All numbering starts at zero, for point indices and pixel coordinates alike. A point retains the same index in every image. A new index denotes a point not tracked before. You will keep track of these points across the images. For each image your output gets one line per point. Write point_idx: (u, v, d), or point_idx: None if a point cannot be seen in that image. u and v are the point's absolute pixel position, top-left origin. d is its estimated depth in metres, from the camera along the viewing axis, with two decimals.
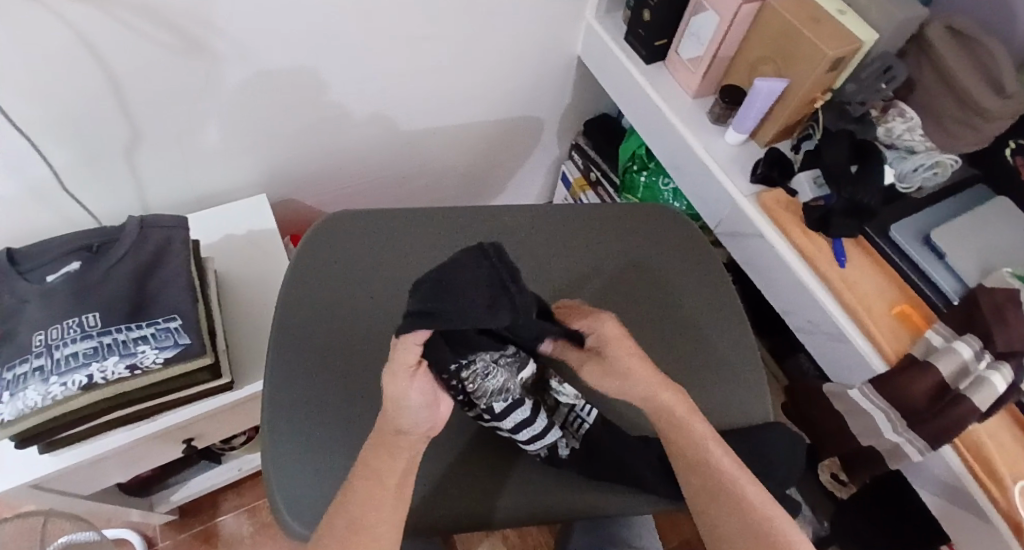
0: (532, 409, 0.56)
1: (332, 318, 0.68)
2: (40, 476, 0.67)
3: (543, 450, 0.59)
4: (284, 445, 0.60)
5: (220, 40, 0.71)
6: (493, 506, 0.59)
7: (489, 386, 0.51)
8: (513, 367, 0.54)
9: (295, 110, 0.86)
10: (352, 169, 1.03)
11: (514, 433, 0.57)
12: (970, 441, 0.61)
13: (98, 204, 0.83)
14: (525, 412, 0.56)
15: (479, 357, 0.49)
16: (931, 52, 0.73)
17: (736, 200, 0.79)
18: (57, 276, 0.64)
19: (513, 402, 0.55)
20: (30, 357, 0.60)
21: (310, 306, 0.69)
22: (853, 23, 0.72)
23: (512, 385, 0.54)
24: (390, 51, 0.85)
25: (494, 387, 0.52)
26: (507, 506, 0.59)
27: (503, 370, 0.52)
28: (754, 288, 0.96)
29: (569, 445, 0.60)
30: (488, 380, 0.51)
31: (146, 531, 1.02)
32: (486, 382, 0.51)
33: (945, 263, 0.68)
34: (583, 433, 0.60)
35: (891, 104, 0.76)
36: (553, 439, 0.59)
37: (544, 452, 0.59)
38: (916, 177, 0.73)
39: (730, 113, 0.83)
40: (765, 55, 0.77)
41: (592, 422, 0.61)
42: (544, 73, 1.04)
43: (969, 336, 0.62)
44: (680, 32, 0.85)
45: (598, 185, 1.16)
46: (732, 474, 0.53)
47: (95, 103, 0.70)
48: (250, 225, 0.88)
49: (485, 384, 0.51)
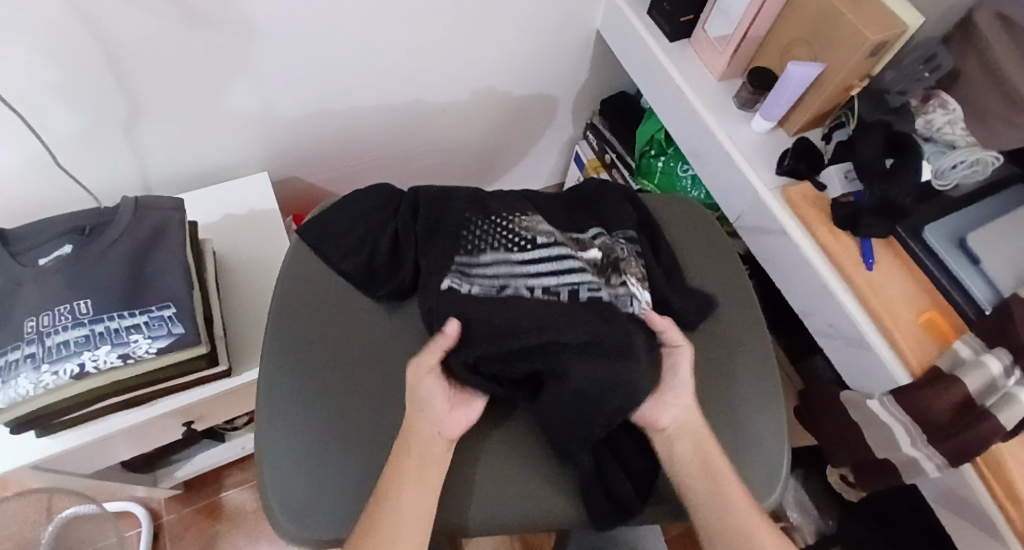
0: (560, 266, 0.59)
1: (346, 298, 0.66)
2: (37, 458, 0.67)
3: (568, 291, 0.58)
4: (278, 438, 0.58)
5: (218, 12, 0.67)
6: (478, 514, 0.57)
7: (538, 231, 0.62)
8: (568, 237, 0.64)
9: (299, 86, 0.83)
10: (357, 147, 0.99)
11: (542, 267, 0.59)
12: (992, 461, 0.57)
13: (96, 181, 0.81)
14: (552, 271, 0.58)
15: (529, 217, 0.64)
16: (978, 41, 0.67)
17: (759, 193, 0.74)
18: (49, 259, 0.63)
19: (553, 257, 0.59)
20: (22, 344, 0.59)
21: (326, 270, 0.67)
22: (899, 3, 0.65)
23: (557, 237, 0.62)
24: (396, 24, 0.80)
25: (541, 234, 0.62)
26: (482, 517, 0.57)
27: (553, 230, 0.63)
28: (771, 284, 0.92)
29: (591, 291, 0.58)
30: (539, 228, 0.62)
31: (151, 503, 1.03)
32: (534, 228, 0.62)
33: (980, 270, 0.63)
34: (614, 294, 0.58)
35: (931, 94, 0.71)
36: (577, 280, 0.58)
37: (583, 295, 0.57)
38: (954, 175, 0.67)
39: (758, 98, 0.77)
40: (800, 36, 0.71)
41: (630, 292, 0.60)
42: (561, 48, 0.98)
43: (1001, 350, 0.57)
44: (709, 7, 0.79)
45: (613, 167, 1.11)
46: (722, 470, 0.56)
47: (88, 76, 0.67)
48: (252, 204, 0.85)
49: (537, 229, 0.62)
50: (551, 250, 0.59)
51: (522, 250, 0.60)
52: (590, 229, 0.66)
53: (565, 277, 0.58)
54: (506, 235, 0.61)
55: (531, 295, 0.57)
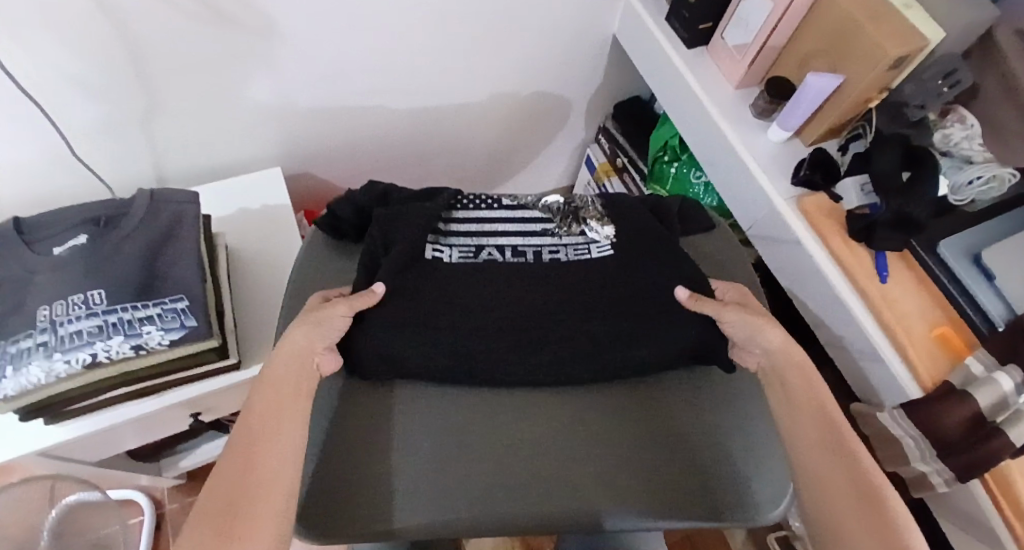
0: (528, 223, 0.67)
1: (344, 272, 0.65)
2: (43, 447, 0.67)
3: (531, 253, 0.65)
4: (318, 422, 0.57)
5: (239, 10, 0.67)
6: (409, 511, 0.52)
7: (499, 201, 0.69)
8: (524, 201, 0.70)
9: (318, 83, 0.83)
10: (370, 145, 0.99)
11: (508, 227, 0.67)
12: (1000, 478, 0.57)
13: (112, 173, 0.81)
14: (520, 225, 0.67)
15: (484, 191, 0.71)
16: (998, 57, 0.67)
17: (774, 204, 0.74)
18: (63, 249, 0.63)
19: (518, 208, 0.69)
20: (34, 332, 0.59)
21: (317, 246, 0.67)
22: (919, 18, 0.65)
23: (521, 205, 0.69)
24: (415, 26, 0.80)
25: (505, 202, 0.69)
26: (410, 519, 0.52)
27: (513, 198, 0.70)
28: (781, 295, 0.91)
29: (557, 251, 0.65)
30: (494, 198, 0.69)
31: (154, 493, 1.03)
32: (491, 198, 0.69)
33: (993, 286, 0.63)
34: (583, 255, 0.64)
35: (950, 110, 0.71)
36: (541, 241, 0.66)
37: (545, 253, 0.65)
38: (971, 190, 0.67)
39: (775, 107, 0.77)
40: (819, 47, 0.70)
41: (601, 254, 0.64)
42: (576, 51, 0.98)
43: (1014, 367, 0.57)
44: (728, 15, 0.78)
45: (624, 171, 1.11)
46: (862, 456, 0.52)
47: (105, 70, 0.67)
48: (264, 199, 0.85)
49: (499, 199, 0.69)
50: (531, 218, 0.68)
51: (489, 211, 0.68)
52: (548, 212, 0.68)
53: (531, 240, 0.66)
54: (469, 203, 0.68)
55: (507, 257, 0.64)
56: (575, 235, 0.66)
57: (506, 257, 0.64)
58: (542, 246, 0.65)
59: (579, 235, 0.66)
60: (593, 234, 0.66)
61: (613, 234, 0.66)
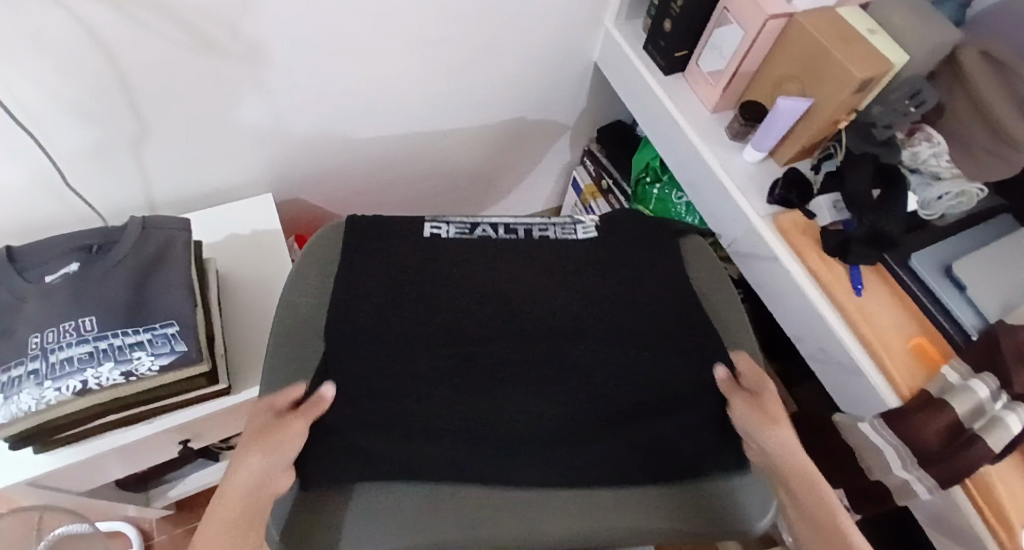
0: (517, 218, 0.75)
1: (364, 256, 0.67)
2: (32, 475, 0.66)
3: (522, 229, 0.73)
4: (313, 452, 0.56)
5: (230, 39, 0.69)
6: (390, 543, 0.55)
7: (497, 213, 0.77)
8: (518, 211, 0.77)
9: (308, 110, 0.85)
10: (360, 170, 1.02)
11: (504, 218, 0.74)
12: (981, 485, 0.58)
13: (103, 200, 0.82)
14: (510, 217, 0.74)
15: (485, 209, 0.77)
16: (961, 78, 0.71)
17: (751, 221, 0.76)
18: (56, 276, 0.64)
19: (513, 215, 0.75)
20: (26, 359, 0.60)
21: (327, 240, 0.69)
22: (883, 44, 0.68)
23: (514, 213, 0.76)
24: (402, 54, 0.83)
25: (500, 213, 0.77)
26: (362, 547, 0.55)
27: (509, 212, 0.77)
28: (764, 311, 0.93)
29: (543, 233, 0.72)
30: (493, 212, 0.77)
31: (141, 523, 1.02)
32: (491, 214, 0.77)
33: (966, 297, 0.65)
34: (566, 237, 0.71)
35: (917, 128, 0.74)
36: (531, 224, 0.73)
37: (531, 233, 0.72)
38: (939, 205, 0.71)
39: (749, 130, 0.80)
40: (789, 73, 0.74)
41: (583, 237, 0.71)
42: (559, 78, 1.02)
43: (988, 376, 0.59)
44: (702, 43, 0.82)
45: (609, 193, 1.14)
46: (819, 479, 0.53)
47: (98, 98, 0.69)
48: (254, 226, 0.87)
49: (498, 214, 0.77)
50: (522, 217, 0.75)
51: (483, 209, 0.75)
52: (537, 217, 0.75)
53: (522, 222, 0.74)
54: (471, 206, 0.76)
55: (499, 234, 0.71)
56: (569, 223, 0.73)
57: (498, 233, 0.72)
58: (532, 226, 0.73)
59: (568, 220, 0.74)
60: (580, 223, 0.73)
61: (598, 221, 0.73)
